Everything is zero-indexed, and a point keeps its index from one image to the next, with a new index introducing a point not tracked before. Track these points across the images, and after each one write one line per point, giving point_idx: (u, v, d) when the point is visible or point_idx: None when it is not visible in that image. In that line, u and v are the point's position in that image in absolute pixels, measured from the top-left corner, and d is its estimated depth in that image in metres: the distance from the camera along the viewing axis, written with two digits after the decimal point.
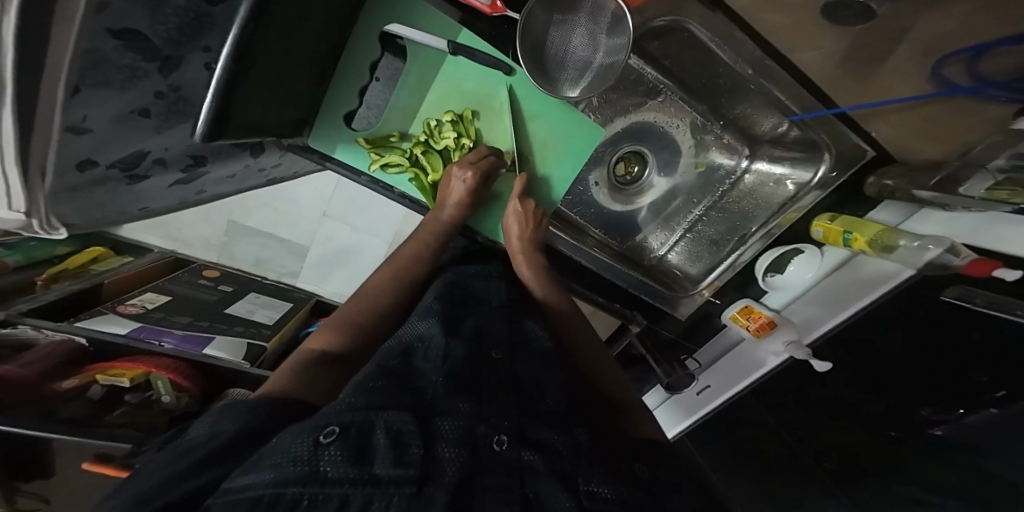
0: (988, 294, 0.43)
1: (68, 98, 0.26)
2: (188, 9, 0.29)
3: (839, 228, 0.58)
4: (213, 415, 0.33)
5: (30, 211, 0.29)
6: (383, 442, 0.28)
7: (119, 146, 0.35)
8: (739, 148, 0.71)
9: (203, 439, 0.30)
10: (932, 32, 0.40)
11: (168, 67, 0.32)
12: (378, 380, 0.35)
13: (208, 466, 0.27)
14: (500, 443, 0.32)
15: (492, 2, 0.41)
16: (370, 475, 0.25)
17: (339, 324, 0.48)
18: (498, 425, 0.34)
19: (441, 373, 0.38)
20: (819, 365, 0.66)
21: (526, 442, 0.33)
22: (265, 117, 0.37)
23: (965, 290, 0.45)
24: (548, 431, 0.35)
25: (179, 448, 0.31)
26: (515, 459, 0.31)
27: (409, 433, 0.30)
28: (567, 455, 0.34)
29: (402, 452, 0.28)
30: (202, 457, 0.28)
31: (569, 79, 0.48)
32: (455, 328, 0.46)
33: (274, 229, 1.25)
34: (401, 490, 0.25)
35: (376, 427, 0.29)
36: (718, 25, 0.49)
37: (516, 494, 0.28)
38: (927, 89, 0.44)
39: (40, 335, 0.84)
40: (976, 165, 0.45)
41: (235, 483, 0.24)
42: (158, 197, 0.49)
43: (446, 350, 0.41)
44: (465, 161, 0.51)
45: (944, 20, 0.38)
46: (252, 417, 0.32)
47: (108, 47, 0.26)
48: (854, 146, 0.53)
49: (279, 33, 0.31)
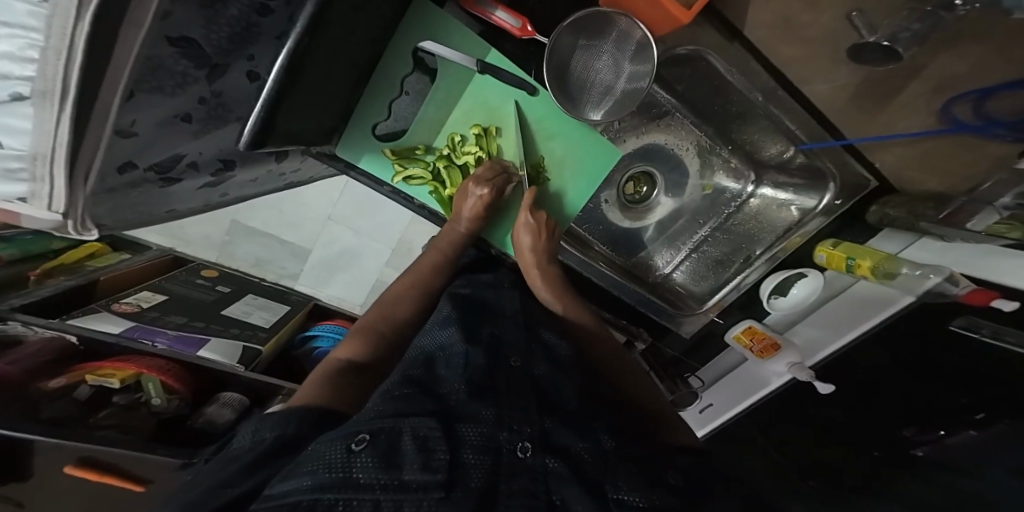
0: (995, 325, 0.45)
1: (123, 102, 0.26)
2: (241, 19, 0.30)
3: (842, 255, 0.60)
4: (253, 425, 0.34)
5: (67, 212, 0.30)
6: (410, 447, 0.29)
7: (162, 150, 0.35)
8: (745, 172, 0.72)
9: (245, 447, 0.31)
10: (943, 72, 0.43)
11: (215, 74, 0.33)
12: (405, 388, 0.36)
13: (250, 473, 0.28)
14: (525, 450, 0.33)
15: (522, 25, 0.43)
16: (399, 481, 0.27)
17: (364, 331, 0.49)
18: (522, 431, 0.34)
19: (461, 381, 0.39)
20: (822, 387, 0.65)
21: (551, 448, 0.34)
22: (303, 126, 0.38)
23: (972, 319, 0.47)
24: (571, 437, 0.36)
25: (222, 456, 0.32)
26: (539, 465, 0.32)
27: (435, 439, 0.30)
28: (592, 464, 0.34)
29: (428, 457, 0.29)
30: (249, 462, 0.29)
31: (592, 101, 0.50)
32: (473, 336, 0.46)
33: (279, 232, 1.24)
34: (430, 495, 0.27)
35: (403, 434, 0.30)
36: (736, 54, 0.49)
37: (541, 498, 0.30)
38: (932, 124, 0.47)
39: (29, 332, 0.81)
40: (982, 203, 0.48)
41: (275, 489, 0.25)
42: (184, 199, 0.49)
43: (465, 356, 0.42)
44: (479, 178, 0.52)
45: (957, 62, 0.42)
46: (286, 426, 0.32)
47: (164, 55, 0.26)
48: (857, 177, 0.56)
49: (328, 46, 0.32)
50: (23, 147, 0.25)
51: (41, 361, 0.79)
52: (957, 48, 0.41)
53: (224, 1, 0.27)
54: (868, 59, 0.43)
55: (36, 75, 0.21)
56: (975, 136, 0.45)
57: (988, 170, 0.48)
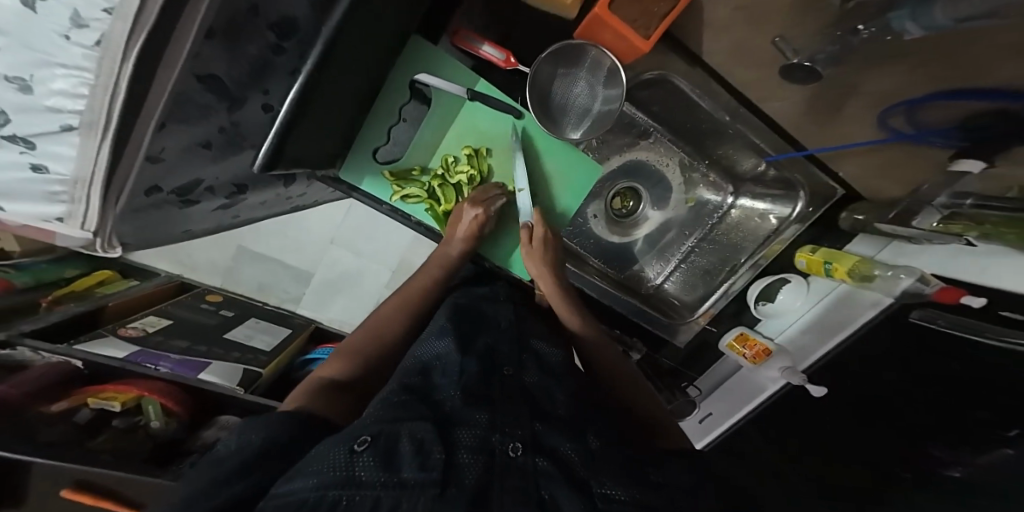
0: (950, 317, 0.48)
1: (156, 131, 0.31)
2: (259, 59, 0.35)
3: (820, 259, 0.63)
4: (238, 429, 0.35)
5: (97, 231, 0.35)
6: (407, 449, 0.31)
7: (183, 175, 0.40)
8: (724, 185, 0.77)
9: (230, 449, 0.33)
10: (875, 89, 0.44)
11: (234, 106, 0.37)
12: (403, 396, 0.39)
13: (240, 477, 0.29)
14: (516, 450, 0.34)
15: (506, 56, 0.49)
16: (398, 479, 0.28)
17: (349, 351, 0.50)
18: (513, 432, 0.36)
19: (457, 389, 0.41)
20: (815, 390, 0.68)
21: (541, 449, 0.35)
22: (309, 150, 0.43)
23: (929, 311, 0.51)
24: (558, 439, 0.37)
25: (207, 460, 0.33)
26: (530, 465, 0.33)
27: (431, 441, 0.32)
28: (579, 463, 0.35)
29: (425, 458, 0.30)
30: (236, 466, 0.30)
31: (571, 122, 0.55)
32: (469, 347, 0.49)
33: (283, 256, 1.28)
34: (428, 491, 0.27)
35: (402, 437, 0.32)
36: (697, 78, 0.53)
37: (530, 496, 0.30)
38: (879, 135, 0.48)
39: (36, 358, 0.84)
40: (923, 202, 0.52)
41: (283, 488, 0.28)
42: (199, 221, 0.53)
43: (460, 367, 0.44)
44: (474, 200, 0.55)
45: (885, 79, 0.43)
46: (271, 433, 0.34)
47: (193, 90, 0.31)
48: (824, 184, 0.59)
49: (333, 79, 0.37)
50: (69, 172, 0.29)
51: (46, 384, 0.82)
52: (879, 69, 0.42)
53: (245, 43, 0.32)
54: (796, 78, 0.47)
55: (85, 109, 0.25)
56: (915, 143, 0.46)
57: (930, 175, 0.49)
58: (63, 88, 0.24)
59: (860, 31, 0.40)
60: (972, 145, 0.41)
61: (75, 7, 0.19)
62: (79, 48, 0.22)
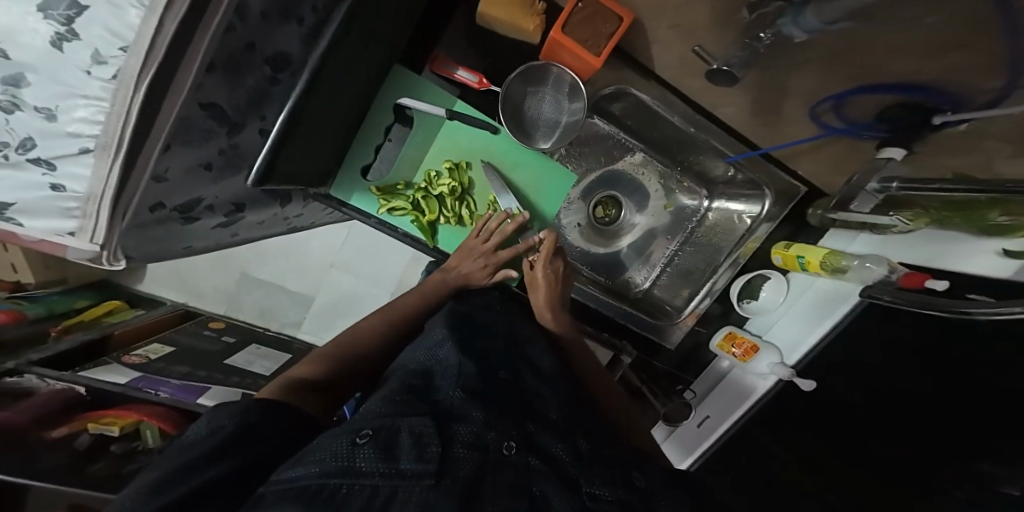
0: (892, 292, 0.52)
1: (162, 152, 0.35)
2: (255, 88, 0.40)
3: (794, 255, 0.65)
4: (209, 414, 0.35)
5: (104, 243, 0.37)
6: (407, 442, 0.31)
7: (184, 194, 0.43)
8: (698, 189, 0.80)
9: (201, 434, 0.33)
10: (801, 90, 0.42)
11: (234, 130, 0.42)
12: (404, 395, 0.39)
13: (214, 461, 0.30)
14: (510, 448, 0.35)
15: (479, 79, 0.55)
16: (397, 469, 0.28)
17: (322, 355, 0.51)
18: (507, 432, 0.37)
19: (459, 389, 0.41)
20: (804, 385, 0.69)
21: (533, 449, 0.37)
22: (299, 168, 0.46)
23: (873, 289, 0.55)
24: (552, 441, 0.39)
25: (175, 446, 0.33)
26: (523, 463, 0.35)
27: (429, 434, 0.33)
28: (570, 462, 0.37)
29: (422, 449, 0.31)
30: (209, 449, 0.31)
31: (541, 133, 0.60)
32: (469, 350, 0.49)
33: (283, 281, 1.31)
34: (422, 482, 0.28)
35: (401, 431, 0.33)
36: (657, 92, 0.57)
37: (523, 491, 0.32)
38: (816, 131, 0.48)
39: (42, 385, 0.87)
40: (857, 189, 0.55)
41: (283, 477, 0.27)
42: (199, 237, 0.56)
43: (458, 372, 0.44)
44: (473, 247, 0.61)
45: (806, 79, 0.40)
46: (247, 416, 0.34)
47: (196, 116, 0.36)
48: (786, 183, 0.63)
49: (321, 102, 0.41)
50: (83, 190, 0.33)
51: (47, 411, 0.83)
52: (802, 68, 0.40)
53: (244, 75, 0.37)
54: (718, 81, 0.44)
55: (101, 132, 0.29)
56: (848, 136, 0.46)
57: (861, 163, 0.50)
58: (83, 115, 0.29)
59: (763, 38, 0.38)
60: (892, 134, 0.42)
61: (97, 48, 0.25)
62: (98, 81, 0.27)
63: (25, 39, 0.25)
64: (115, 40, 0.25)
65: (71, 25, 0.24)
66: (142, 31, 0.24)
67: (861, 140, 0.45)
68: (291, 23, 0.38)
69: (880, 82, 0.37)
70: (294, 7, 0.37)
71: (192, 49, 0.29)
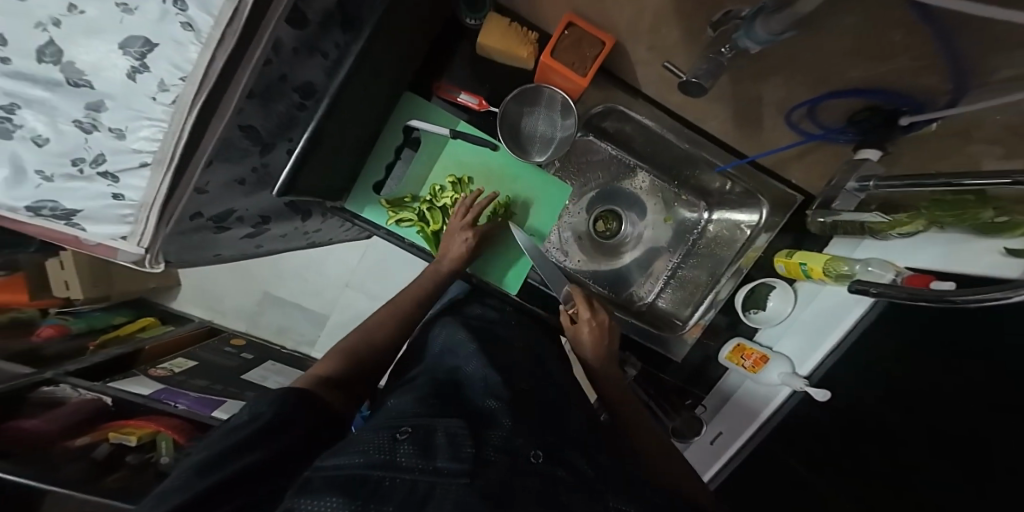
0: (883, 287, 0.46)
1: (204, 167, 0.40)
2: (285, 113, 0.47)
3: (796, 262, 0.66)
4: (249, 405, 0.39)
5: (149, 248, 0.43)
6: (443, 442, 0.33)
7: (219, 205, 0.49)
8: (696, 202, 0.81)
9: (243, 419, 0.36)
10: (775, 98, 0.45)
11: (266, 150, 0.48)
12: (431, 402, 0.42)
13: (239, 454, 0.32)
14: (537, 456, 0.37)
15: (479, 101, 0.61)
16: (434, 466, 0.30)
17: (333, 355, 0.52)
18: (534, 442, 0.38)
19: (497, 400, 0.44)
20: (817, 394, 0.66)
21: (560, 460, 0.38)
22: (319, 183, 0.52)
23: (863, 284, 0.49)
24: (580, 459, 0.40)
25: (218, 430, 0.37)
26: (549, 472, 0.35)
27: (463, 436, 0.35)
28: (599, 480, 0.38)
29: (457, 449, 0.32)
30: (240, 442, 0.33)
31: (537, 148, 0.64)
32: (497, 363, 0.52)
33: (301, 299, 1.37)
34: (458, 480, 0.29)
35: (437, 431, 0.35)
36: (643, 107, 0.61)
37: (549, 496, 0.32)
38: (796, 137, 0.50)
39: (74, 394, 0.93)
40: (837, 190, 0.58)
41: (325, 464, 0.29)
42: (230, 246, 0.62)
43: (486, 384, 0.47)
44: (457, 224, 0.61)
45: (778, 89, 0.43)
46: (283, 407, 0.38)
47: (235, 136, 0.42)
48: (782, 191, 0.65)
49: (340, 123, 0.47)
50: (138, 198, 0.40)
51: (74, 420, 0.89)
52: (771, 79, 0.42)
53: (275, 101, 0.44)
54: (691, 93, 0.44)
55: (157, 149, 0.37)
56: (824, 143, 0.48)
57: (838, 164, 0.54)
58: (146, 134, 0.36)
59: (724, 52, 0.39)
60: (862, 138, 0.44)
61: (164, 78, 0.33)
62: (160, 105, 0.34)
63: (109, 73, 0.34)
64: (177, 71, 0.32)
65: (144, 59, 0.32)
66: (199, 62, 0.32)
67: (841, 145, 0.48)
68: (316, 56, 0.45)
69: (844, 90, 0.39)
70: (319, 43, 0.44)
71: (234, 81, 0.35)
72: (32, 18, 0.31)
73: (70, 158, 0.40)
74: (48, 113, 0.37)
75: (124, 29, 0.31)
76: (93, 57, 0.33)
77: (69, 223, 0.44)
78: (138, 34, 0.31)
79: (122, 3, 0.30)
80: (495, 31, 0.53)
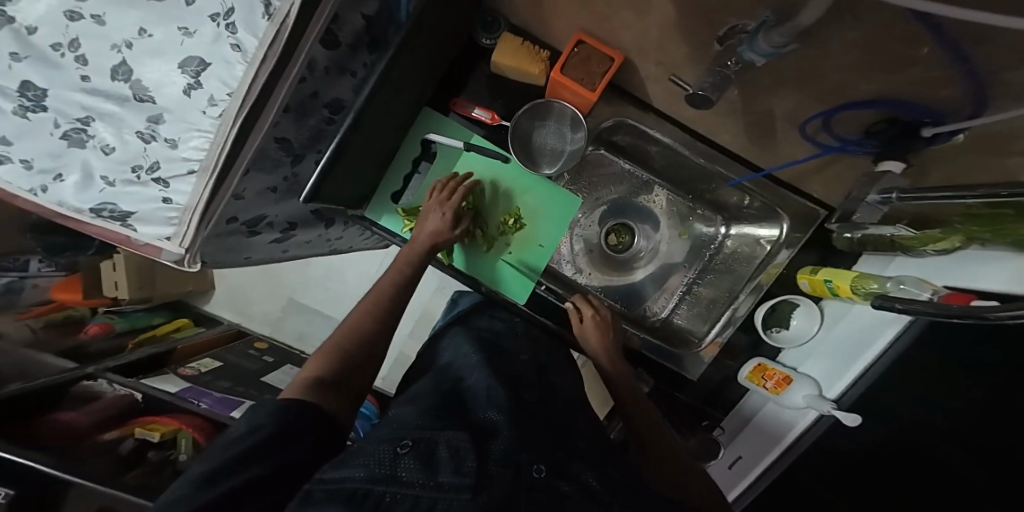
0: (911, 304, 0.44)
1: (242, 175, 0.45)
2: (316, 127, 0.51)
3: (821, 278, 0.63)
4: (252, 414, 0.39)
5: (189, 248, 0.47)
6: (445, 456, 0.34)
7: (253, 211, 0.53)
8: (713, 216, 0.80)
9: (244, 431, 0.37)
10: (786, 110, 0.44)
11: (297, 160, 0.53)
12: (435, 414, 0.42)
13: (246, 462, 0.34)
14: (540, 471, 0.35)
15: (492, 115, 0.63)
16: (436, 481, 0.30)
17: (328, 352, 0.50)
18: (539, 456, 0.37)
19: (502, 415, 0.42)
20: (848, 419, 0.61)
21: (564, 475, 0.37)
22: (342, 192, 0.55)
23: (885, 299, 0.46)
24: (585, 471, 0.39)
25: (223, 440, 0.37)
26: (555, 488, 0.34)
27: (466, 449, 0.35)
28: (604, 492, 0.37)
29: (460, 463, 0.33)
30: (243, 451, 0.35)
31: (546, 160, 0.66)
32: (502, 373, 0.52)
33: (321, 306, 1.42)
34: (460, 495, 0.29)
35: (439, 445, 0.35)
36: (653, 120, 0.62)
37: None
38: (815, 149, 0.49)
39: (109, 389, 0.99)
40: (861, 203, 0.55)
41: (330, 475, 0.31)
42: (259, 250, 0.66)
43: (490, 397, 0.46)
44: (436, 201, 0.62)
45: (787, 101, 0.43)
46: (282, 419, 0.38)
47: (270, 148, 0.47)
48: (804, 206, 0.63)
49: (364, 137, 0.51)
50: (183, 202, 0.44)
51: (108, 413, 0.94)
52: (781, 94, 0.42)
53: (308, 116, 0.48)
54: (696, 105, 0.45)
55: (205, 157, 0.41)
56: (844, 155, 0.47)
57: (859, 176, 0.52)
58: (195, 144, 0.41)
59: (729, 65, 0.40)
60: (882, 149, 0.43)
61: (213, 93, 0.38)
62: (209, 118, 0.39)
63: (168, 89, 0.39)
64: (225, 88, 0.37)
65: (199, 77, 0.38)
66: (244, 79, 0.37)
67: (858, 157, 0.47)
68: (347, 76, 0.49)
69: (853, 102, 0.38)
70: (350, 63, 0.48)
71: (272, 96, 0.40)
72: (109, 40, 0.37)
73: (131, 166, 0.45)
74: (116, 125, 0.44)
75: (184, 51, 0.37)
76: (157, 75, 0.39)
77: (124, 224, 0.49)
78: (194, 55, 0.37)
79: (184, 28, 0.36)
80: (509, 51, 0.56)
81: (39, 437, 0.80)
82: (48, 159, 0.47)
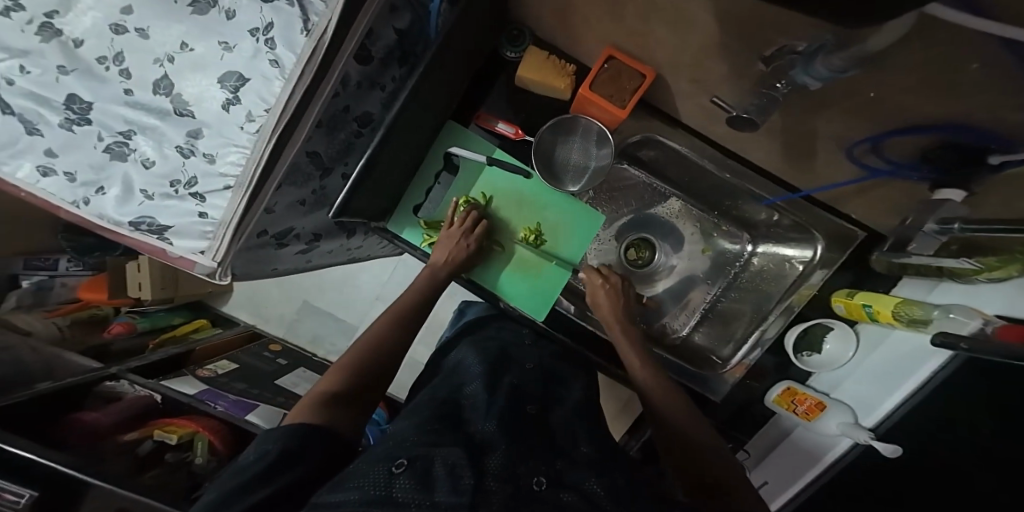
0: (972, 340, 0.40)
1: (275, 190, 0.45)
2: (346, 141, 0.51)
3: (858, 302, 0.60)
4: (261, 438, 0.40)
5: (220, 261, 0.46)
6: (442, 474, 0.31)
7: (281, 223, 0.53)
8: (739, 233, 0.77)
9: (253, 457, 0.37)
10: (830, 131, 0.42)
11: (325, 175, 0.52)
12: (435, 424, 0.41)
13: (260, 484, 0.34)
14: (540, 484, 0.33)
15: (515, 130, 0.62)
16: (432, 501, 0.28)
17: (341, 366, 0.50)
18: (536, 467, 0.35)
19: (493, 420, 0.42)
20: (887, 449, 0.57)
21: (564, 484, 0.34)
22: (368, 206, 0.55)
23: (946, 337, 0.43)
24: (584, 475, 0.36)
25: (233, 469, 0.38)
26: (555, 498, 0.32)
27: (462, 465, 0.32)
28: (608, 498, 0.33)
29: (457, 481, 0.30)
30: (253, 476, 0.34)
31: (570, 177, 0.64)
32: (496, 383, 0.51)
33: (335, 310, 1.43)
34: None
35: (436, 462, 0.33)
36: (684, 138, 0.60)
37: None
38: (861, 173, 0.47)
39: (131, 390, 1.00)
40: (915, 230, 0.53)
41: (327, 499, 0.30)
42: (285, 261, 0.65)
43: (487, 401, 0.46)
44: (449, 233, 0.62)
45: (836, 124, 0.40)
46: (289, 441, 0.38)
47: (302, 162, 0.47)
48: (839, 227, 0.60)
49: (393, 153, 0.50)
50: (218, 217, 0.44)
51: (130, 414, 0.95)
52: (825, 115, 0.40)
53: (338, 131, 0.49)
54: (738, 126, 0.48)
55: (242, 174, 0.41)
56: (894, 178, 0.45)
57: (907, 205, 0.50)
58: (232, 160, 0.42)
59: (778, 88, 0.39)
60: (941, 177, 0.40)
61: (251, 109, 0.39)
62: (246, 133, 0.40)
63: (208, 103, 0.40)
64: (263, 104, 0.39)
65: (238, 92, 0.39)
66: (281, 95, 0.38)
67: (914, 183, 0.44)
68: (376, 90, 0.49)
69: (903, 129, 0.36)
70: (380, 77, 0.49)
71: (308, 112, 0.40)
72: (154, 54, 0.40)
73: (170, 180, 0.45)
74: (156, 139, 0.44)
75: (224, 66, 0.39)
76: (198, 90, 0.40)
77: (161, 238, 0.47)
78: (234, 70, 0.39)
79: (224, 43, 0.38)
80: (535, 66, 0.56)
81: (64, 438, 0.81)
82: (90, 172, 0.47)
